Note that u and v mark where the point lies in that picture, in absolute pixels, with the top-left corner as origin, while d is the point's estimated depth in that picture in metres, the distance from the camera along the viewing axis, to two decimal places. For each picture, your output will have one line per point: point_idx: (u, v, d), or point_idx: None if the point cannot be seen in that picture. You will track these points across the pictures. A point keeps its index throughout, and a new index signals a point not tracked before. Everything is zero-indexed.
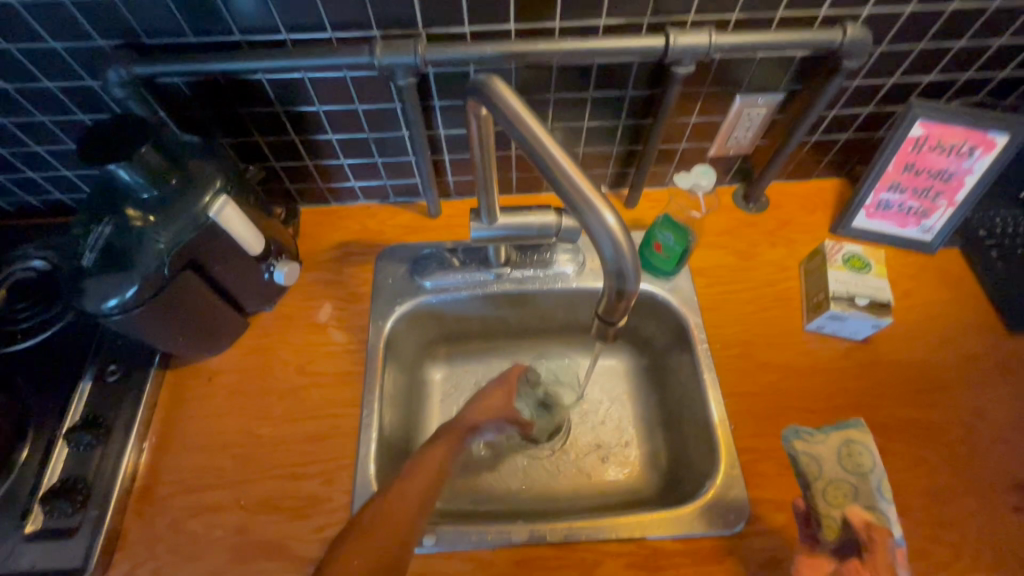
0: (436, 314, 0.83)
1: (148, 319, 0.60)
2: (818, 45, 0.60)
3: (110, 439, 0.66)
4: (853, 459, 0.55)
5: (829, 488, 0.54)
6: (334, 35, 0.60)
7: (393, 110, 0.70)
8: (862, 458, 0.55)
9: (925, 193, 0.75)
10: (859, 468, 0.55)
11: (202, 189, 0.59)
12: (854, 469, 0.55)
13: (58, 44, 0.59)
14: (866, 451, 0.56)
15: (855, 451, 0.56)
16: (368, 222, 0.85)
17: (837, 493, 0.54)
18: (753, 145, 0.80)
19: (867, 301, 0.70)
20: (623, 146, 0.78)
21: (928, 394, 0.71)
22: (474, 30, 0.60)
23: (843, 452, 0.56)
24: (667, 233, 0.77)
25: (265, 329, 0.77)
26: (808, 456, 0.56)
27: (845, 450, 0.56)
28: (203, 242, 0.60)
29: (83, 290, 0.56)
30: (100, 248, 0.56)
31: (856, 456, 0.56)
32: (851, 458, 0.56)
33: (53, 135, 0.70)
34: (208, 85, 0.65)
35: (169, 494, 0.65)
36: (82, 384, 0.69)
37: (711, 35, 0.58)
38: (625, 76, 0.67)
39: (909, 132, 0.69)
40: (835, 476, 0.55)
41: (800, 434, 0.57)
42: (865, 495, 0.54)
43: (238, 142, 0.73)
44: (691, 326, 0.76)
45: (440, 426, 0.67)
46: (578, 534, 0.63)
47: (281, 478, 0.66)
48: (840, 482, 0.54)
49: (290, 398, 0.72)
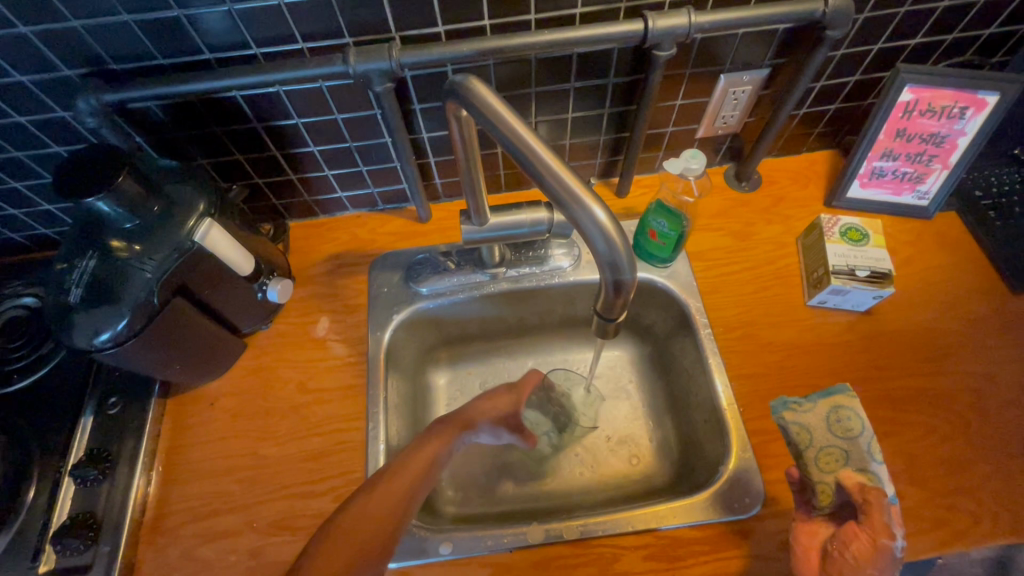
0: (434, 319, 0.82)
1: (142, 350, 0.59)
2: (799, 17, 0.58)
3: (116, 472, 0.65)
4: (843, 424, 0.55)
5: (821, 455, 0.54)
6: (306, 46, 0.58)
7: (373, 117, 0.69)
8: (851, 423, 0.55)
9: (918, 158, 0.74)
10: (848, 433, 0.55)
11: (185, 215, 0.58)
12: (844, 434, 0.55)
13: (25, 77, 0.57)
14: (854, 415, 0.56)
15: (843, 417, 0.56)
16: (358, 231, 0.84)
17: (829, 459, 0.54)
18: (741, 123, 0.79)
19: (867, 273, 0.69)
20: (610, 135, 0.77)
21: (934, 361, 0.70)
22: (448, 30, 0.59)
23: (831, 418, 0.56)
24: (661, 220, 0.74)
25: (263, 349, 0.76)
26: (798, 426, 0.56)
27: (833, 416, 0.56)
28: (190, 268, 0.58)
29: (72, 326, 0.55)
30: (87, 282, 0.55)
31: (844, 421, 0.55)
32: (840, 424, 0.55)
33: (30, 170, 0.69)
34: (183, 106, 0.64)
35: (181, 522, 0.65)
36: (83, 419, 0.68)
37: (690, 15, 0.56)
38: (606, 64, 0.66)
39: (898, 98, 0.68)
40: (826, 442, 0.55)
41: (787, 404, 0.58)
42: (857, 459, 0.53)
43: (219, 162, 0.72)
44: (692, 311, 0.75)
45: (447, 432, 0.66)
46: (594, 530, 0.62)
47: (290, 498, 0.66)
48: (831, 448, 0.54)
49: (294, 417, 0.71)
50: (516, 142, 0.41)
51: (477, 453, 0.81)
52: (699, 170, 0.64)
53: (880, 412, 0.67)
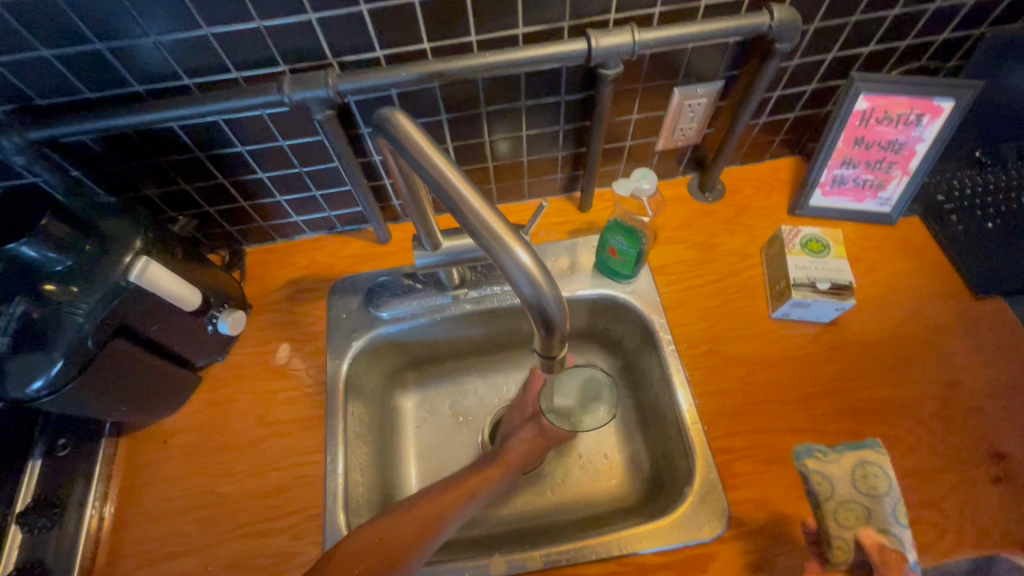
0: (397, 343, 0.80)
1: (83, 394, 0.57)
2: (747, 32, 0.57)
3: (65, 519, 0.63)
4: (868, 480, 0.54)
5: (841, 509, 0.53)
6: (241, 75, 0.56)
7: (321, 143, 0.67)
8: (877, 480, 0.54)
9: (878, 165, 0.73)
10: (873, 490, 0.53)
11: (121, 251, 0.55)
12: (868, 491, 0.53)
13: None
14: (881, 473, 0.54)
15: (870, 473, 0.54)
16: (317, 255, 0.82)
17: (849, 514, 0.53)
18: (701, 135, 0.78)
19: (829, 285, 0.68)
20: (568, 150, 0.76)
21: (899, 371, 0.70)
22: (388, 53, 0.57)
23: (856, 473, 0.54)
24: (620, 238, 0.72)
25: (219, 381, 0.74)
26: (819, 476, 0.54)
27: (859, 471, 0.54)
28: (128, 308, 0.56)
29: (6, 375, 0.53)
30: (14, 330, 0.52)
31: (870, 478, 0.54)
32: (866, 479, 0.54)
33: None
34: (119, 138, 0.62)
35: (132, 568, 0.63)
36: (32, 462, 0.63)
37: (634, 33, 0.55)
38: (556, 81, 0.65)
39: (855, 106, 0.68)
40: (847, 497, 0.53)
41: (812, 452, 0.56)
42: (879, 519, 0.52)
43: (165, 192, 0.70)
44: (657, 328, 0.74)
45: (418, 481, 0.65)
46: (558, 559, 0.61)
47: (247, 537, 0.64)
48: (852, 503, 0.53)
49: (251, 452, 0.69)
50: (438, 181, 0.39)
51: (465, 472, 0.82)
52: (651, 190, 0.63)
53: (845, 425, 0.66)
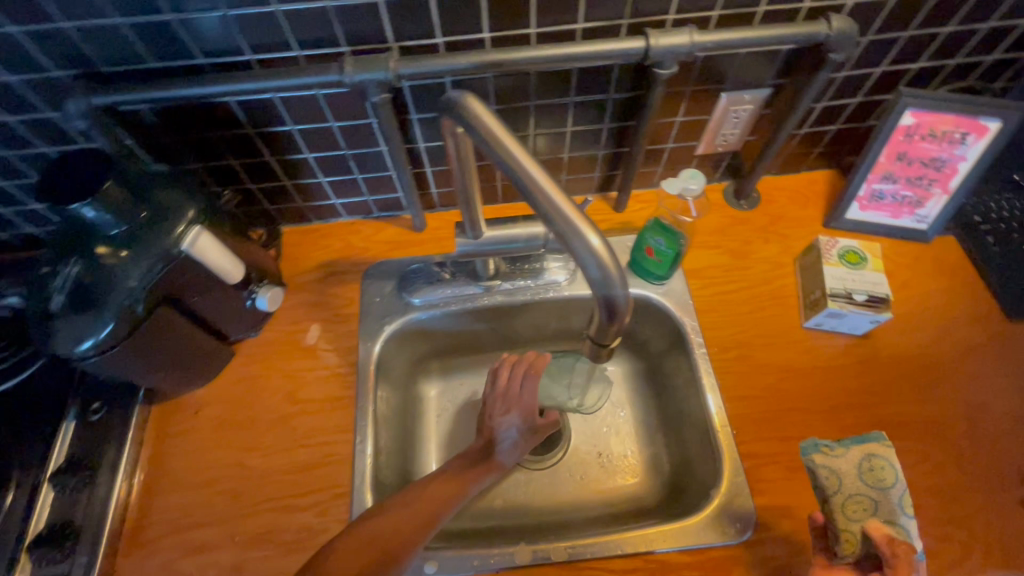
0: (426, 330, 0.81)
1: (126, 358, 0.58)
2: (802, 40, 0.57)
3: (97, 480, 0.64)
4: (875, 474, 0.55)
5: (848, 502, 0.54)
6: (302, 53, 0.57)
7: (370, 126, 0.68)
8: (884, 473, 0.55)
9: (919, 182, 0.73)
10: (880, 483, 0.54)
11: (175, 221, 0.56)
12: (875, 484, 0.54)
13: (14, 78, 0.56)
14: (888, 465, 0.55)
15: (877, 466, 0.55)
16: (351, 239, 0.83)
17: (856, 507, 0.53)
18: (742, 142, 0.78)
19: (865, 297, 0.68)
20: (609, 149, 0.76)
21: (929, 388, 0.70)
22: (447, 40, 0.58)
23: (863, 466, 0.55)
24: (659, 237, 0.73)
25: (251, 356, 0.75)
26: (827, 470, 0.56)
27: (866, 464, 0.55)
28: (177, 276, 0.57)
29: (53, 333, 0.54)
30: (70, 289, 0.54)
31: (877, 470, 0.55)
32: (872, 472, 0.55)
33: (16, 168, 0.67)
34: (176, 110, 0.63)
35: (160, 534, 0.64)
36: (66, 423, 0.67)
37: (693, 35, 0.56)
38: (606, 79, 0.65)
39: (900, 121, 0.68)
40: (855, 490, 0.54)
41: (818, 447, 0.57)
42: (885, 510, 0.53)
43: (211, 166, 0.71)
44: (688, 330, 0.75)
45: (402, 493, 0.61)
46: (583, 552, 0.61)
47: (274, 511, 0.65)
48: (859, 496, 0.54)
49: (280, 427, 0.70)
50: (512, 167, 0.40)
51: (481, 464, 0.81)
52: (698, 191, 0.63)
53: None
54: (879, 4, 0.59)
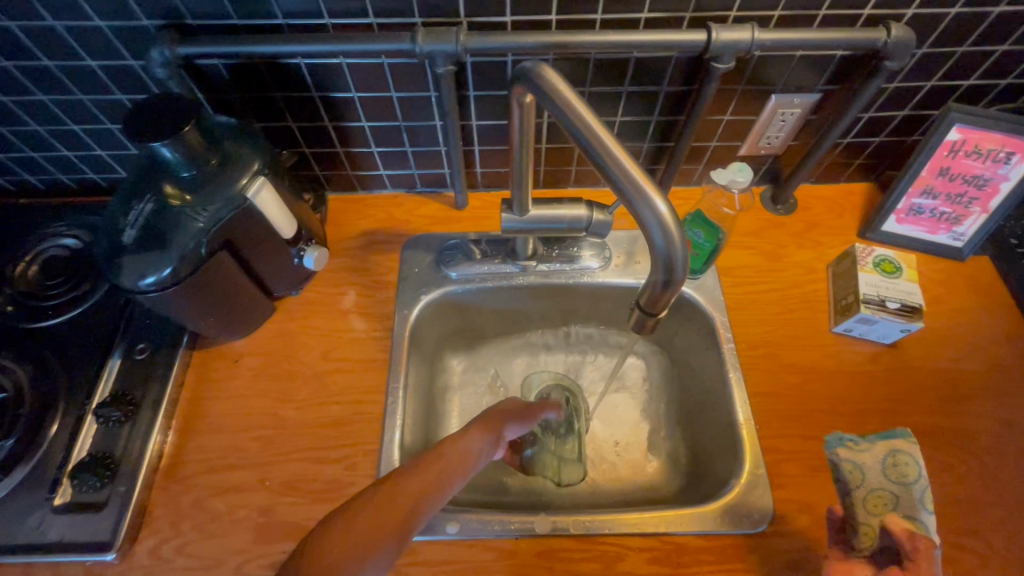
0: (459, 305, 0.83)
1: (180, 298, 0.61)
2: (859, 45, 0.59)
3: (138, 416, 0.66)
4: (899, 469, 0.55)
5: (869, 497, 0.54)
6: (376, 22, 0.60)
7: (428, 100, 0.70)
8: (908, 469, 0.54)
9: (958, 199, 0.74)
10: (903, 479, 0.54)
11: (240, 171, 0.59)
12: (897, 479, 0.54)
13: (103, 23, 0.59)
14: (912, 461, 0.55)
15: (901, 462, 0.55)
16: (394, 210, 0.86)
17: (876, 502, 0.54)
18: (785, 146, 0.79)
19: (898, 305, 0.69)
20: (654, 143, 0.78)
21: (955, 402, 0.70)
22: (516, 20, 0.60)
23: (887, 461, 0.55)
24: (699, 231, 0.76)
25: (291, 313, 0.77)
26: (850, 465, 0.56)
27: (890, 460, 0.55)
28: (238, 223, 0.60)
29: (120, 266, 0.57)
30: (141, 226, 0.57)
31: (900, 466, 0.55)
32: (896, 468, 0.55)
33: (91, 114, 0.70)
34: (247, 68, 0.66)
35: (194, 473, 0.66)
36: (111, 361, 0.70)
37: (754, 31, 0.57)
38: (662, 72, 0.67)
39: (945, 136, 0.68)
40: (876, 485, 0.54)
41: (843, 441, 0.57)
42: (906, 506, 0.53)
43: (271, 126, 0.74)
44: (717, 325, 0.76)
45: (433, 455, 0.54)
46: (600, 527, 0.62)
47: (305, 461, 0.67)
48: (880, 491, 0.54)
49: (315, 383, 0.72)
50: (590, 137, 0.44)
51: None
52: (745, 184, 0.64)
53: None
54: (938, 16, 0.61)
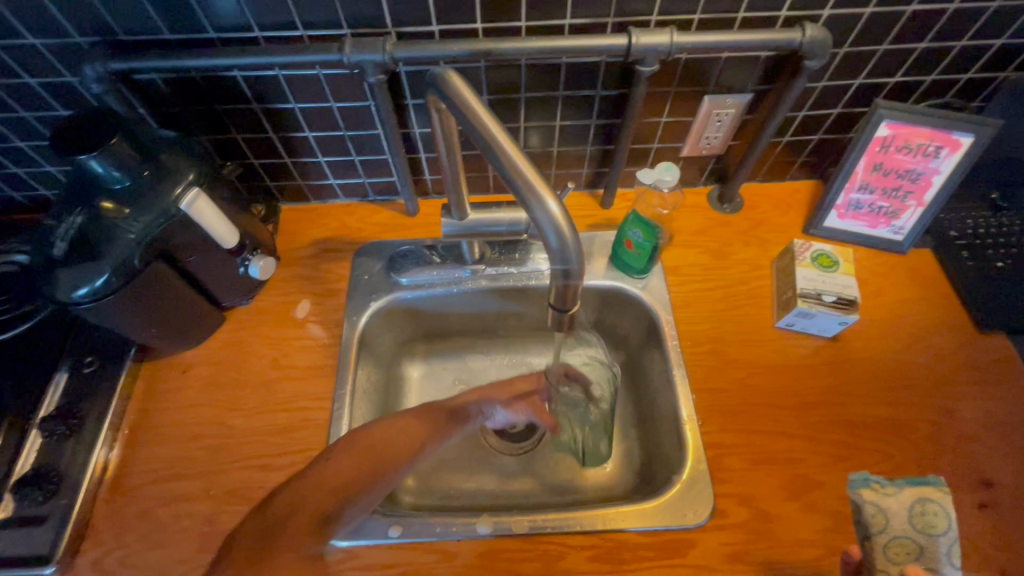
0: (412, 311, 0.84)
1: (118, 309, 0.61)
2: (778, 46, 0.61)
3: (83, 429, 0.66)
4: (926, 518, 0.54)
5: (891, 545, 0.53)
6: (306, 34, 0.61)
7: (368, 109, 0.71)
8: (936, 519, 0.54)
9: (894, 193, 0.75)
10: (930, 529, 0.53)
11: (173, 183, 0.60)
12: (925, 530, 0.53)
13: (38, 41, 0.60)
14: (940, 511, 0.54)
15: (929, 511, 0.54)
16: (347, 219, 0.86)
17: (899, 550, 0.53)
18: (725, 146, 0.81)
19: (833, 299, 0.70)
20: (597, 146, 0.79)
21: (896, 392, 0.71)
22: (442, 29, 0.61)
23: (915, 509, 0.54)
24: (637, 231, 0.75)
25: (242, 323, 0.78)
26: (875, 508, 0.55)
27: (918, 508, 0.54)
28: (173, 233, 0.60)
29: (55, 280, 0.57)
30: (72, 238, 0.57)
31: (929, 516, 0.54)
32: (924, 517, 0.54)
33: (36, 131, 0.72)
34: (187, 82, 0.67)
35: (139, 485, 0.66)
36: (58, 375, 0.70)
37: (672, 35, 0.59)
38: (594, 76, 0.69)
39: (876, 132, 0.70)
40: (901, 533, 0.53)
41: (869, 483, 0.56)
42: (929, 557, 0.53)
43: (217, 140, 0.75)
44: (662, 323, 0.77)
45: (406, 426, 0.64)
46: (545, 526, 0.63)
47: (250, 469, 0.67)
48: (904, 540, 0.53)
49: (262, 391, 0.73)
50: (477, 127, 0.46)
51: (455, 450, 0.82)
52: (672, 183, 0.67)
53: (836, 436, 0.68)
54: (855, 16, 0.62)
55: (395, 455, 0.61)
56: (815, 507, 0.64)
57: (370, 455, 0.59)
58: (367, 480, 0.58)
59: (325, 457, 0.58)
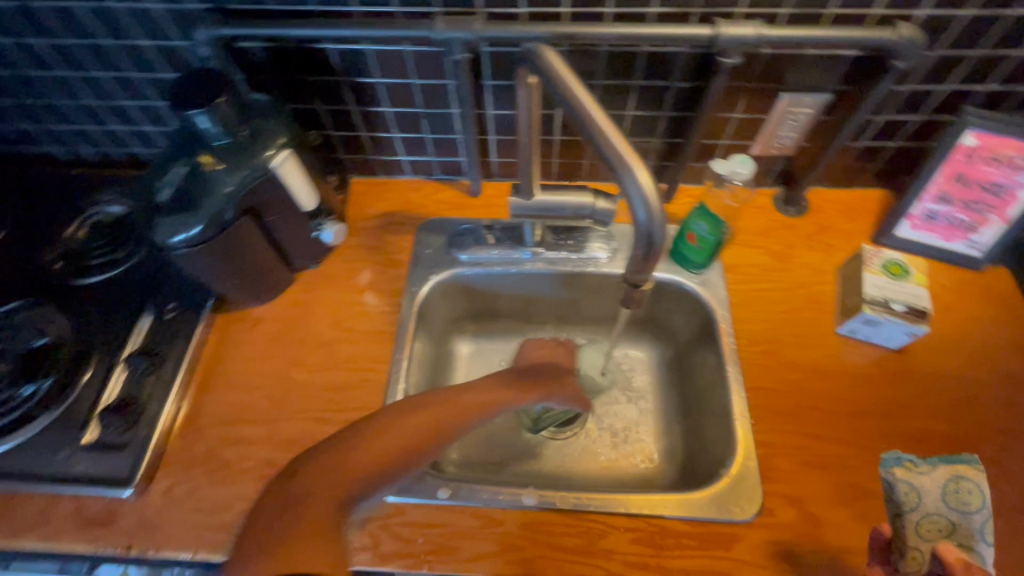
0: (468, 288, 0.86)
1: (207, 258, 0.65)
2: (868, 44, 0.60)
3: (162, 368, 0.71)
4: (960, 496, 0.53)
5: (924, 522, 0.53)
6: (399, 9, 0.64)
7: (446, 87, 0.74)
8: (970, 497, 0.53)
9: (975, 206, 0.72)
10: (964, 507, 0.53)
11: (266, 144, 0.64)
12: (958, 507, 0.53)
13: (157, 5, 0.65)
14: (975, 489, 0.53)
15: (963, 488, 0.54)
16: (412, 194, 0.90)
17: (931, 527, 0.53)
18: (797, 147, 0.79)
19: (903, 307, 0.69)
20: (665, 139, 0.80)
21: (961, 410, 0.69)
22: (529, 11, 0.63)
23: (949, 487, 0.54)
24: (702, 223, 0.75)
25: (309, 285, 0.82)
26: (908, 486, 0.54)
27: (952, 486, 0.54)
28: (262, 190, 0.64)
29: (157, 225, 0.62)
30: (176, 187, 0.62)
31: (962, 493, 0.53)
32: (957, 495, 0.53)
33: (140, 91, 0.77)
34: (282, 52, 0.71)
35: (208, 425, 0.70)
36: (143, 318, 0.75)
37: (760, 27, 0.59)
38: (672, 66, 0.69)
39: (961, 141, 0.67)
40: (933, 511, 0.53)
41: (901, 461, 0.56)
42: (962, 534, 0.53)
43: (301, 109, 0.79)
44: (718, 320, 0.77)
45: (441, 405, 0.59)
46: (588, 504, 0.64)
47: (310, 422, 0.70)
48: (937, 517, 0.53)
49: (325, 349, 0.76)
50: (569, 99, 0.49)
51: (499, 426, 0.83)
52: (746, 175, 0.67)
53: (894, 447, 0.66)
54: (952, 17, 0.61)
55: (433, 432, 0.57)
56: (866, 516, 0.62)
57: (397, 434, 0.55)
58: (398, 459, 0.54)
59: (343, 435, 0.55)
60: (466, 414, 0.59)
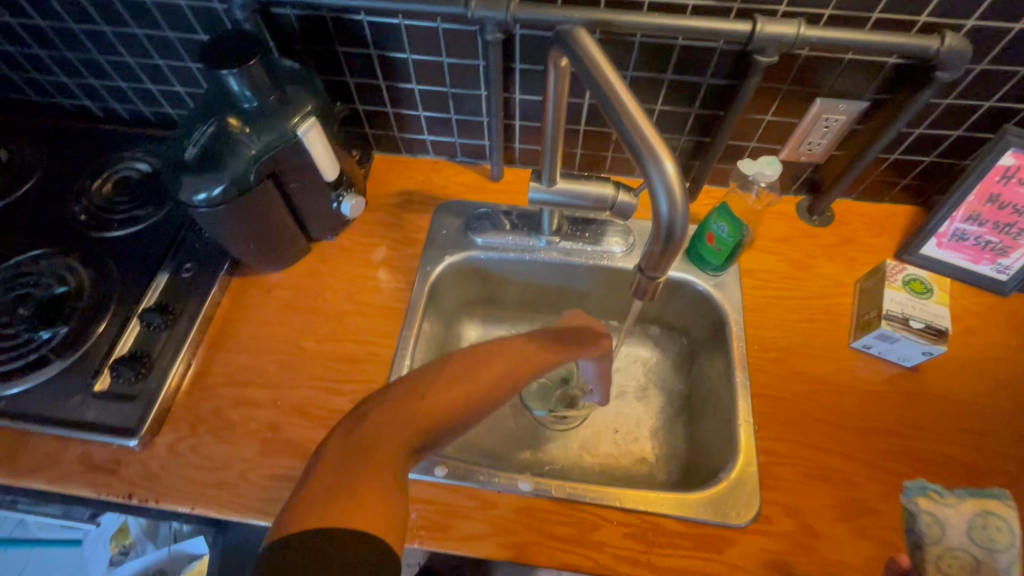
0: (481, 272, 0.86)
1: (227, 219, 0.66)
2: (911, 52, 0.58)
3: (175, 325, 0.73)
4: (988, 532, 0.51)
5: (945, 556, 0.51)
6: None
7: (476, 68, 0.74)
8: (998, 534, 0.51)
9: (1007, 229, 0.70)
10: (990, 543, 0.51)
11: (295, 110, 0.64)
12: (984, 543, 0.51)
13: None
14: (1003, 526, 0.51)
15: (991, 524, 0.51)
16: (433, 175, 0.90)
17: (952, 562, 0.51)
18: (827, 155, 0.78)
19: (922, 326, 0.67)
20: (691, 137, 0.79)
21: (973, 436, 0.67)
22: None
23: (976, 521, 0.52)
24: (723, 224, 0.74)
25: (325, 256, 0.82)
26: (931, 517, 0.52)
27: (979, 521, 0.52)
28: (285, 156, 0.65)
29: (181, 182, 0.63)
30: (202, 146, 0.63)
31: (990, 529, 0.51)
32: (984, 530, 0.51)
33: (174, 51, 0.78)
34: (316, 21, 0.71)
35: (216, 384, 0.72)
36: (160, 275, 0.76)
37: (801, 26, 0.58)
38: (706, 63, 0.68)
39: (998, 160, 0.65)
40: (957, 545, 0.51)
41: (926, 491, 0.54)
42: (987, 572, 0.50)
43: (331, 81, 0.80)
44: (730, 323, 0.76)
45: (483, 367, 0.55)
46: (583, 495, 0.63)
47: (315, 390, 0.71)
48: (960, 551, 0.51)
49: (335, 320, 0.77)
50: (599, 82, 0.48)
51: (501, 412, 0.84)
52: (772, 177, 0.66)
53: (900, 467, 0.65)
54: (1002, 30, 0.59)
55: (477, 394, 0.52)
56: (865, 534, 0.61)
57: (443, 395, 0.51)
58: (445, 421, 0.50)
59: (384, 399, 0.50)
60: (508, 378, 0.55)
